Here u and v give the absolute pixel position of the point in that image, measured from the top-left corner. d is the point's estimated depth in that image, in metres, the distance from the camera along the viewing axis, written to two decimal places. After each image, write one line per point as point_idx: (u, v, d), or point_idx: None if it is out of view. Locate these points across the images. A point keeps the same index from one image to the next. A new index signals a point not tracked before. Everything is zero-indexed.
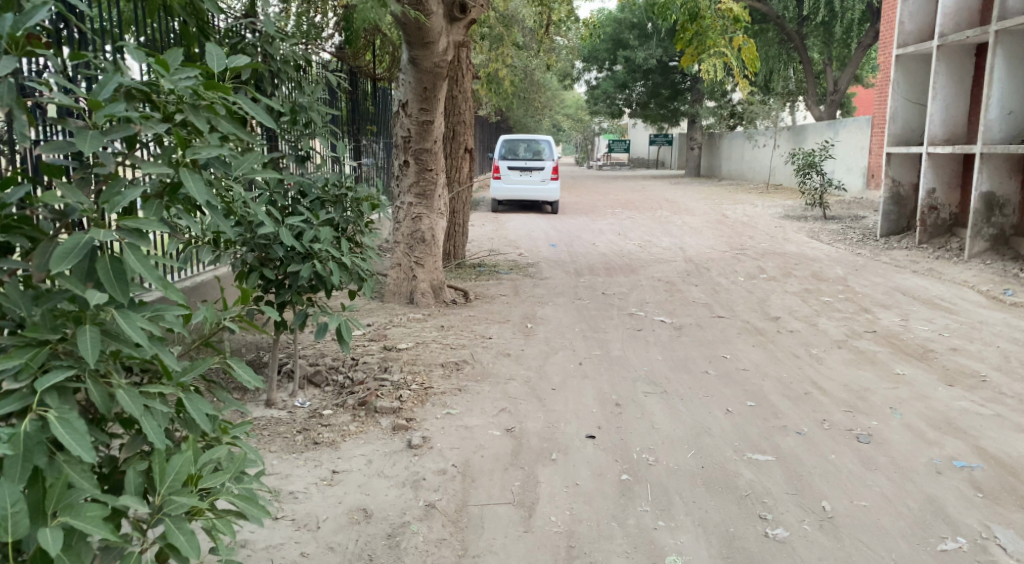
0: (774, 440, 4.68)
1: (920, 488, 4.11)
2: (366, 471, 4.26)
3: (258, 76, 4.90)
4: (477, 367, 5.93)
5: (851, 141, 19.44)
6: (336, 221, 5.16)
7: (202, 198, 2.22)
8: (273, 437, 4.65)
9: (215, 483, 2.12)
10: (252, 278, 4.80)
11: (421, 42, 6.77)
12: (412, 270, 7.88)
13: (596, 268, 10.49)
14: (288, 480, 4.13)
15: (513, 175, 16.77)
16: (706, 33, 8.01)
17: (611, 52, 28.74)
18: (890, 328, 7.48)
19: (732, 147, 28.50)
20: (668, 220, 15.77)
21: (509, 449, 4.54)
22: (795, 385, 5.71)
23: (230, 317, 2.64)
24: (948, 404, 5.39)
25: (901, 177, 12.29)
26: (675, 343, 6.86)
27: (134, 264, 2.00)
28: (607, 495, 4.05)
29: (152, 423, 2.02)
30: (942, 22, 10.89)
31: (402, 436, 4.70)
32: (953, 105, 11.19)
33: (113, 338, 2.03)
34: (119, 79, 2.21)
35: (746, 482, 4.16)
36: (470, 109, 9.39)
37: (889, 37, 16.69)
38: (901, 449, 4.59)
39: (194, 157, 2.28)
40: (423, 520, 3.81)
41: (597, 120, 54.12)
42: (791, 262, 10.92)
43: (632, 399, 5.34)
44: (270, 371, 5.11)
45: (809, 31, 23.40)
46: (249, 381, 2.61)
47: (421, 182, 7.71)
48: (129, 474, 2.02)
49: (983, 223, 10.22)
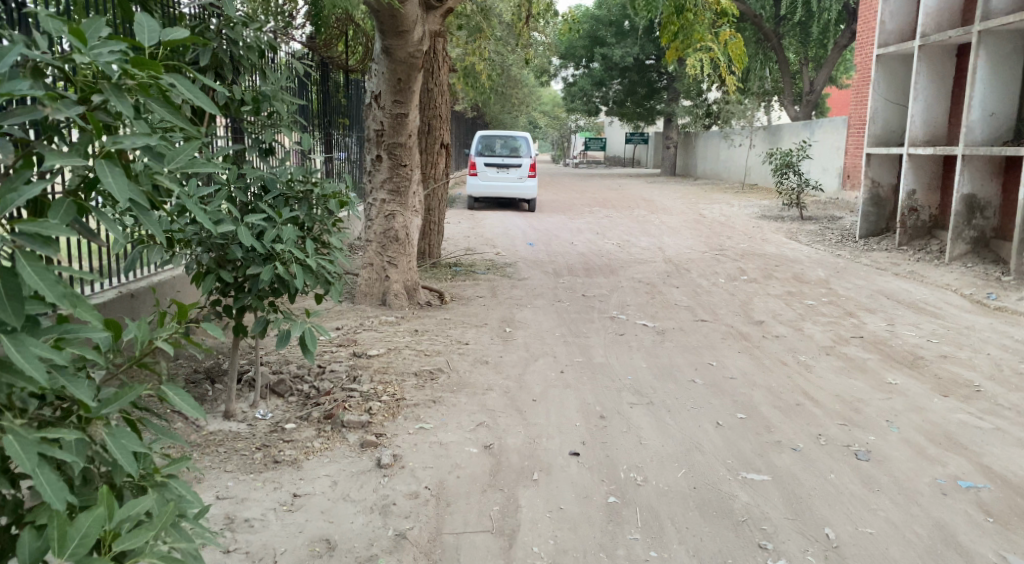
0: (768, 458, 4.38)
1: (927, 512, 3.82)
2: (329, 494, 3.92)
3: (217, 62, 4.55)
4: (452, 376, 5.59)
5: (828, 141, 19.31)
6: (300, 220, 4.80)
7: (122, 196, 1.87)
8: (229, 455, 4.28)
9: (134, 544, 1.80)
10: (208, 281, 4.45)
11: (394, 31, 6.40)
12: (385, 270, 7.52)
13: (575, 269, 10.17)
14: (244, 505, 3.78)
15: (489, 172, 16.42)
16: (690, 27, 7.71)
17: (588, 49, 28.50)
18: (878, 334, 7.23)
19: (708, 147, 28.36)
20: (646, 219, 15.52)
21: (487, 468, 4.22)
22: (786, 396, 5.42)
23: (167, 335, 2.29)
24: (946, 416, 5.11)
25: (881, 178, 12.09)
26: (659, 349, 6.56)
27: (29, 278, 1.71)
28: (593, 521, 3.74)
29: (47, 479, 1.73)
30: (924, 21, 10.68)
31: (371, 454, 4.35)
32: (934, 106, 10.98)
33: (5, 369, 1.74)
34: (20, 50, 1.87)
35: (742, 506, 3.86)
36: (446, 104, 9.06)
37: (867, 37, 16.53)
38: (902, 467, 4.29)
39: (115, 145, 1.94)
40: (392, 553, 3.47)
41: (572, 118, 53.93)
42: (773, 263, 10.68)
43: (618, 412, 5.03)
44: (229, 380, 4.74)
45: (787, 30, 23.29)
46: (187, 409, 2.28)
47: (395, 178, 7.36)
48: (23, 536, 1.73)
49: (964, 226, 10.02)
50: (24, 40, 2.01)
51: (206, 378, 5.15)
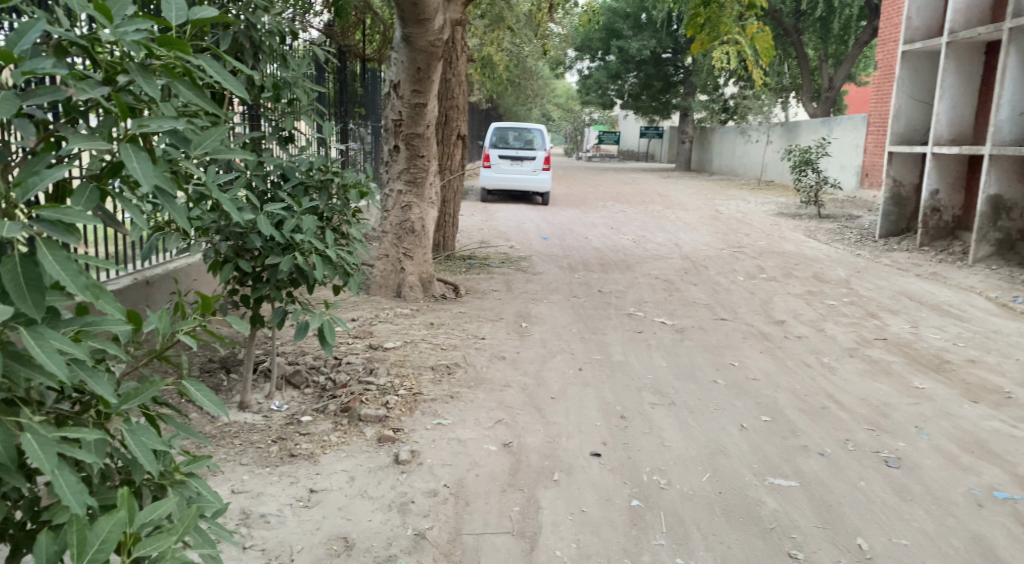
0: (795, 463, 4.27)
1: (964, 524, 3.71)
2: (347, 490, 3.83)
3: (237, 48, 4.48)
4: (469, 371, 5.48)
5: (847, 138, 19.07)
6: (320, 210, 4.72)
7: (146, 182, 1.77)
8: (245, 448, 4.22)
9: (154, 550, 1.71)
10: (226, 270, 4.38)
11: (415, 19, 6.25)
12: (400, 262, 7.48)
13: (591, 264, 10.03)
14: (259, 500, 3.71)
15: (504, 164, 16.29)
16: (717, 19, 7.59)
17: (604, 41, 28.28)
18: (902, 336, 7.09)
19: (723, 142, 28.13)
20: (662, 214, 15.39)
21: (507, 467, 4.12)
22: (811, 399, 5.30)
23: (189, 328, 2.18)
24: (977, 423, 4.98)
25: (902, 177, 11.91)
26: (678, 347, 6.45)
27: (49, 267, 1.62)
28: (616, 526, 3.65)
29: (65, 478, 1.65)
30: (952, 18, 10.46)
31: (388, 449, 4.27)
32: (960, 105, 10.78)
33: (26, 364, 1.65)
34: (42, 28, 1.79)
35: (771, 513, 3.76)
36: (464, 94, 8.95)
37: (890, 35, 16.28)
38: (934, 476, 4.17)
39: (140, 129, 1.84)
40: (412, 554, 3.38)
41: (587, 111, 53.68)
42: (791, 261, 10.53)
43: (638, 412, 4.93)
44: (245, 371, 4.67)
45: (807, 26, 23.01)
46: (209, 406, 2.19)
47: (412, 169, 7.27)
48: (42, 538, 1.64)
49: (989, 227, 9.84)
50: (46, 15, 1.92)
51: (223, 369, 5.11)
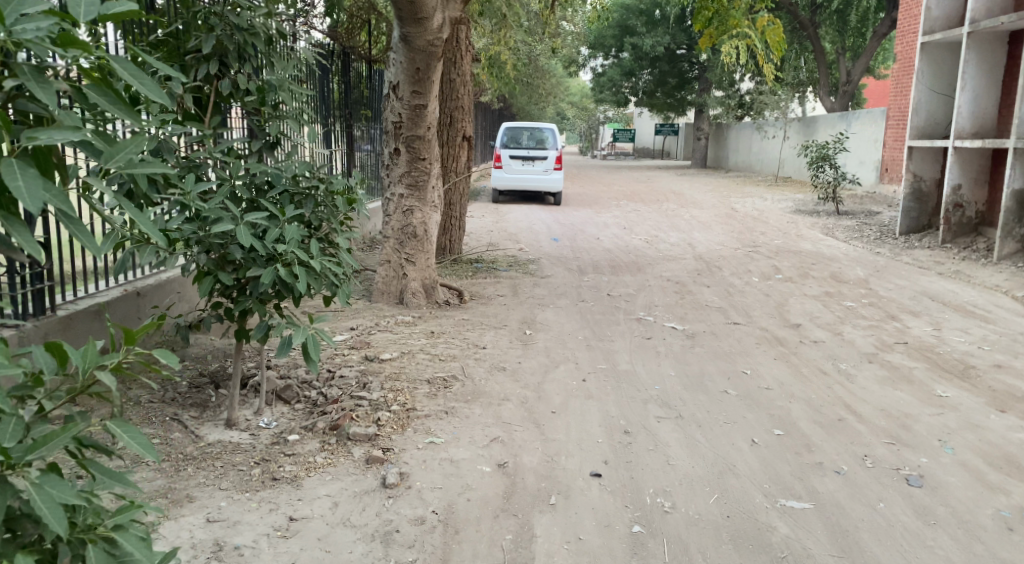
0: (810, 482, 4.00)
1: (992, 552, 3.43)
2: (328, 518, 3.60)
3: (218, 48, 4.27)
4: (467, 385, 5.23)
5: (865, 133, 18.74)
6: (306, 218, 4.48)
7: (30, 204, 1.57)
8: (225, 470, 4.00)
9: None
10: (206, 283, 4.15)
11: (413, 18, 6.01)
12: (402, 268, 7.25)
13: (600, 266, 9.76)
14: (235, 530, 3.49)
15: (515, 164, 16.02)
16: (726, 12, 7.32)
17: (617, 38, 27.95)
18: (924, 340, 6.77)
19: (740, 139, 27.73)
20: (676, 214, 15.08)
21: (500, 491, 3.88)
22: (827, 410, 5.02)
23: (117, 361, 1.94)
24: (1004, 435, 4.68)
25: (923, 172, 11.53)
26: (688, 355, 6.17)
27: None
28: (615, 554, 3.40)
29: None
30: (973, 6, 10.10)
31: (376, 471, 4.03)
32: (982, 97, 10.42)
33: None
34: None
35: (781, 540, 3.50)
36: (469, 94, 8.71)
37: (909, 26, 15.88)
38: (960, 496, 3.89)
39: (29, 143, 1.64)
40: None
41: (603, 108, 53.20)
42: (808, 261, 10.20)
43: (643, 427, 4.67)
44: (231, 387, 4.45)
45: (823, 20, 22.60)
46: (137, 450, 1.96)
47: (413, 172, 7.03)
48: None
49: (1015, 223, 9.47)
50: None
51: (211, 383, 4.90)
